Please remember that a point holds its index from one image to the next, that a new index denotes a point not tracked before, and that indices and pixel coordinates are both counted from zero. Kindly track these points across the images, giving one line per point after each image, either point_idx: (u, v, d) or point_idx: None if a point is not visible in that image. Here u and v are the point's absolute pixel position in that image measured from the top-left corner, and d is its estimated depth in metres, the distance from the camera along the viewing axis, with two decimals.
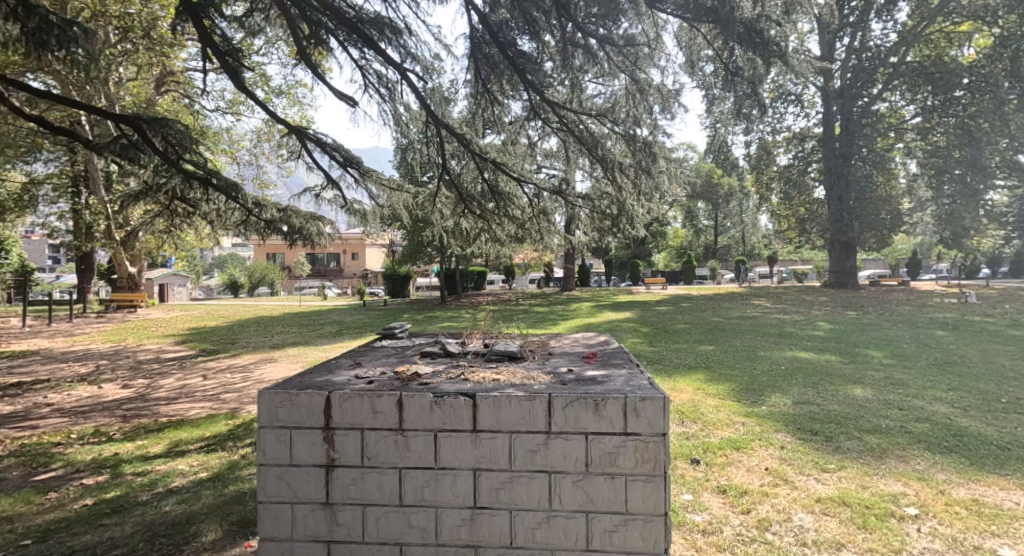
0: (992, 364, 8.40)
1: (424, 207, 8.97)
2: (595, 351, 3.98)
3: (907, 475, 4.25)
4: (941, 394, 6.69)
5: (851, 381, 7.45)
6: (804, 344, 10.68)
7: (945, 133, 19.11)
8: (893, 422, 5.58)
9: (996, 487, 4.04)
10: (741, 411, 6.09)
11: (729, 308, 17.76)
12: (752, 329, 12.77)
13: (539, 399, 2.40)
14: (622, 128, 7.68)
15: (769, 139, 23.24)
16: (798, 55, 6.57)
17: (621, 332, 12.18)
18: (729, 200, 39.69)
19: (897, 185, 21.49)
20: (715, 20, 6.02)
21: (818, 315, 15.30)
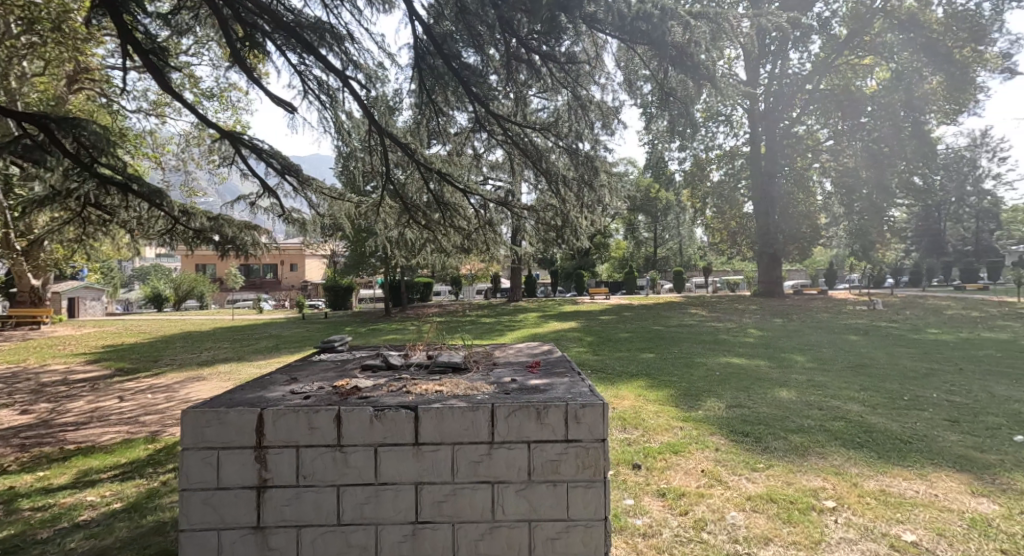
0: (899, 366, 9.17)
1: (367, 218, 8.80)
2: (539, 361, 4.02)
3: (826, 471, 4.56)
4: (855, 394, 7.23)
5: (778, 384, 7.91)
6: (736, 350, 11.27)
7: (854, 155, 20.84)
8: (814, 422, 5.97)
9: (900, 477, 4.41)
10: (680, 415, 6.33)
11: (667, 317, 18.45)
12: (690, 337, 13.32)
13: (482, 409, 2.41)
14: (565, 142, 7.89)
15: (702, 155, 24.41)
16: (724, 79, 7.05)
17: (566, 342, 12.38)
18: (667, 213, 41.40)
19: (816, 202, 23.11)
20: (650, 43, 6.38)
21: (749, 323, 16.19)
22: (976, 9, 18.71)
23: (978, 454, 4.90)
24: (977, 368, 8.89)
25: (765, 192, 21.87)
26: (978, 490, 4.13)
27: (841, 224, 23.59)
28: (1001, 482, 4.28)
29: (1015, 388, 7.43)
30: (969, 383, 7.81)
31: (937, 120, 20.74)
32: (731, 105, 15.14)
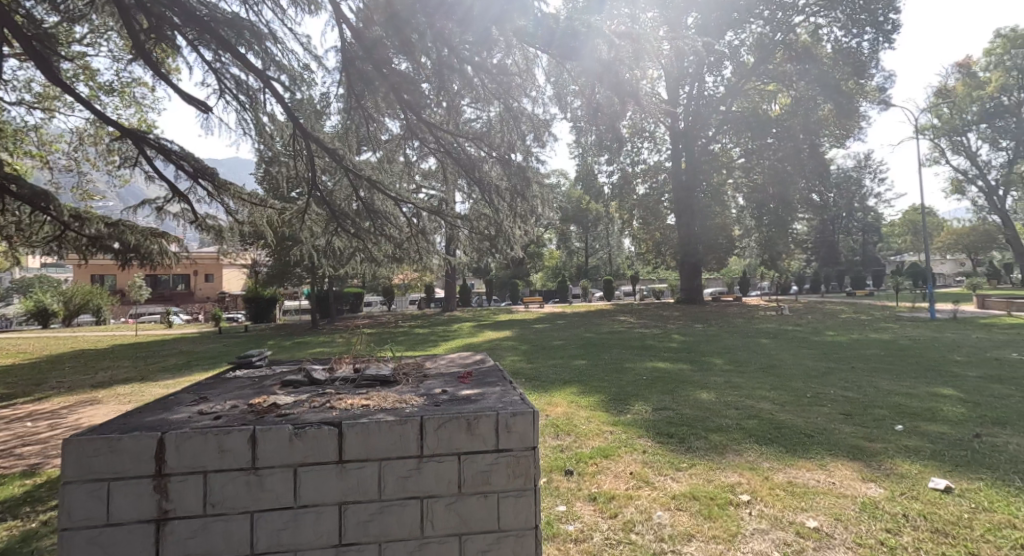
0: (803, 365, 9.97)
1: (291, 226, 8.44)
2: (470, 371, 3.99)
3: (742, 466, 4.84)
4: (767, 393, 7.76)
5: (700, 386, 8.34)
6: (661, 354, 11.78)
7: (761, 173, 22.56)
8: (731, 421, 6.34)
9: (805, 469, 4.76)
10: (609, 420, 6.50)
11: (598, 324, 18.97)
12: (619, 343, 13.76)
13: (410, 423, 2.35)
14: (498, 153, 7.96)
15: (629, 169, 25.41)
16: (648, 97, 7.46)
17: (500, 350, 12.40)
18: (597, 223, 42.71)
19: (731, 215, 24.73)
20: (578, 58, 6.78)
21: (673, 329, 16.98)
22: (859, 47, 20.93)
23: (868, 442, 5.41)
24: (867, 365, 9.86)
25: (686, 204, 23.13)
26: (869, 476, 4.55)
27: (753, 235, 25.37)
28: (885, 467, 4.75)
29: (899, 382, 8.29)
30: (861, 379, 8.63)
31: (830, 143, 23.11)
32: (653, 123, 15.97)
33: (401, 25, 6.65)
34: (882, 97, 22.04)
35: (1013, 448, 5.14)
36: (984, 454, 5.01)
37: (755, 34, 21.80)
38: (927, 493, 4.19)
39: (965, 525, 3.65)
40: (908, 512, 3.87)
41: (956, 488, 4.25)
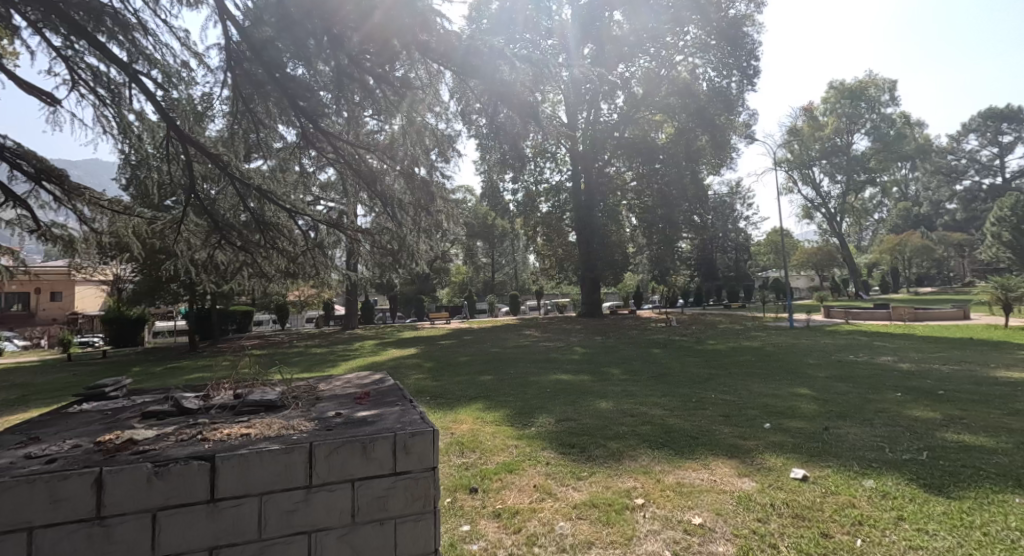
0: (689, 373, 10.76)
1: (164, 238, 7.64)
2: (367, 391, 3.79)
3: (637, 471, 5.06)
4: (659, 400, 8.25)
5: (599, 396, 8.68)
6: (564, 367, 12.12)
7: (651, 196, 24.27)
8: (627, 428, 6.65)
9: (691, 469, 5.09)
10: (513, 434, 6.53)
11: (504, 338, 19.15)
12: (524, 357, 13.97)
13: (297, 450, 2.17)
14: (401, 166, 7.84)
15: (532, 189, 26.17)
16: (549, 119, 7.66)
17: (405, 369, 12.04)
18: (503, 240, 43.35)
19: (625, 233, 26.29)
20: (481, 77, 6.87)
21: (575, 341, 17.60)
22: (729, 87, 23.34)
23: (744, 441, 5.92)
24: (742, 370, 10.87)
25: (586, 223, 23.68)
26: (743, 472, 4.97)
27: (645, 253, 27.13)
28: (756, 462, 5.22)
29: (769, 385, 9.22)
30: (737, 383, 9.49)
31: (708, 170, 25.54)
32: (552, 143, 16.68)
33: (295, 29, 6.34)
34: (747, 132, 24.89)
35: (854, 437, 5.91)
36: (833, 444, 5.70)
37: (644, 68, 23.52)
38: (789, 482, 4.66)
39: (820, 509, 4.09)
40: (774, 501, 4.27)
41: (811, 477, 4.77)
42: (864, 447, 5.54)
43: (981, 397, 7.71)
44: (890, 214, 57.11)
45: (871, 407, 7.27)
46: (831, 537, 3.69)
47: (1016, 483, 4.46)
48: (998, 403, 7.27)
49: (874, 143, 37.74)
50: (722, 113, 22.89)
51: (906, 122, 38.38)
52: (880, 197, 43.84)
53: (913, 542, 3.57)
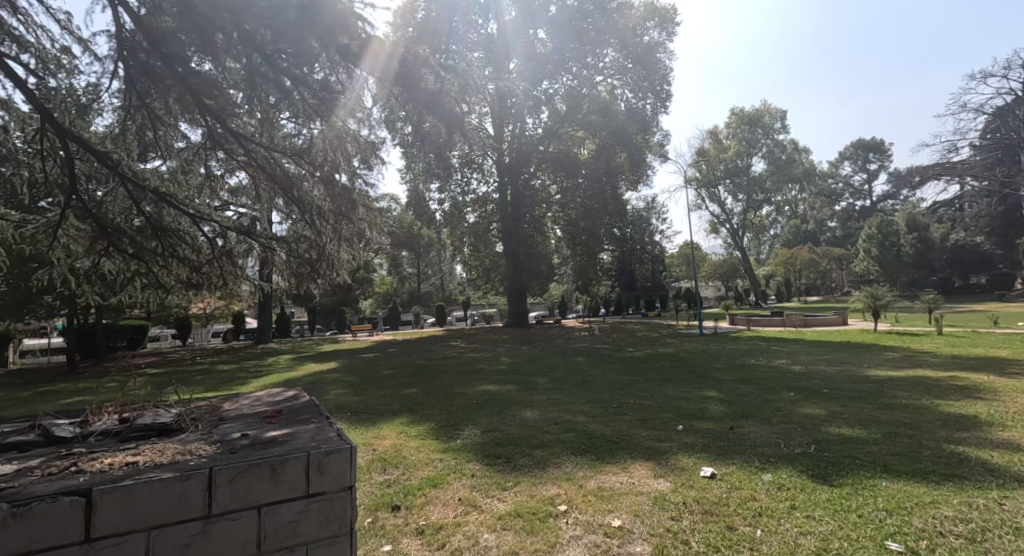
0: (610, 379, 11.11)
1: (37, 243, 6.82)
2: (279, 409, 3.56)
3: (562, 479, 5.11)
4: (582, 407, 8.43)
5: (525, 405, 8.74)
6: (490, 377, 12.09)
7: (574, 209, 25.03)
8: (553, 436, 6.73)
9: (613, 473, 5.22)
10: (438, 448, 6.40)
11: (430, 350, 18.85)
12: (450, 368, 13.79)
13: (194, 477, 1.99)
14: (320, 171, 7.55)
15: (459, 199, 26.10)
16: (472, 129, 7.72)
17: (324, 384, 11.46)
18: (429, 249, 42.80)
19: (550, 245, 26.86)
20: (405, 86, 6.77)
21: (502, 351, 17.66)
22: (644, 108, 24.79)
23: (660, 443, 6.17)
24: (658, 376, 11.38)
25: (514, 234, 24.23)
26: (659, 473, 5.18)
27: (569, 263, 27.87)
28: (671, 463, 5.46)
29: (682, 388, 9.73)
30: (654, 388, 9.93)
31: (627, 186, 26.79)
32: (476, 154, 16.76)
33: (200, 22, 5.93)
34: (661, 151, 26.40)
35: (756, 435, 6.36)
36: (737, 442, 6.11)
37: (567, 86, 24.17)
38: (700, 480, 4.92)
39: (726, 504, 4.34)
40: (687, 499, 4.47)
41: (719, 474, 5.06)
42: (763, 444, 5.97)
43: (859, 393, 8.59)
44: (785, 229, 62.71)
45: (769, 406, 7.88)
46: (735, 529, 3.92)
47: (884, 468, 5.00)
48: (872, 399, 8.13)
49: (770, 166, 41.48)
50: (638, 133, 24.11)
51: (796, 148, 42.54)
52: (775, 216, 48.09)
53: (804, 528, 3.87)
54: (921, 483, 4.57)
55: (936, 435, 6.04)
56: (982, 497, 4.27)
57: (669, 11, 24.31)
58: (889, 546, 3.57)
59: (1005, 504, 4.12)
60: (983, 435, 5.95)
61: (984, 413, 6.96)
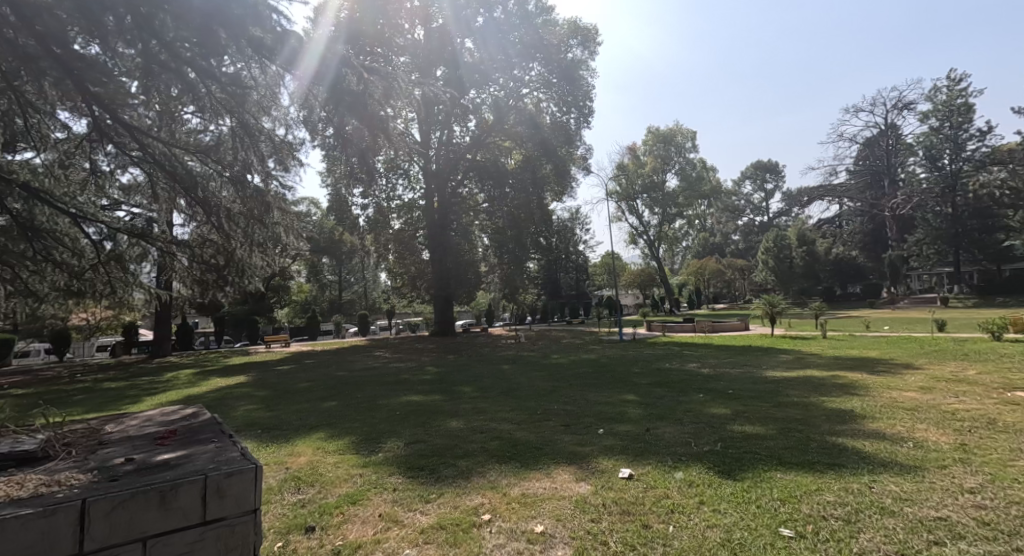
0: (535, 387, 11.21)
1: None
2: (175, 429, 3.26)
3: (485, 487, 5.07)
4: (507, 415, 8.44)
5: (449, 415, 8.59)
6: (414, 388, 11.80)
7: (500, 219, 25.20)
8: (477, 445, 6.66)
9: (535, 479, 5.25)
10: (358, 462, 6.12)
11: (351, 361, 18.09)
12: (372, 379, 13.30)
13: (66, 508, 2.01)
14: (229, 170, 8.23)
15: (384, 205, 25.42)
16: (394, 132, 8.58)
17: (233, 400, 10.63)
18: (352, 256, 41.19)
19: (477, 253, 26.83)
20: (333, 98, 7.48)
21: (427, 361, 17.28)
22: (569, 122, 25.44)
23: (581, 447, 6.32)
24: (580, 382, 11.65)
25: (440, 241, 23.93)
26: (580, 476, 5.27)
27: (495, 272, 27.92)
28: (591, 466, 5.58)
29: (603, 393, 10.01)
30: (577, 394, 10.14)
31: (553, 197, 27.26)
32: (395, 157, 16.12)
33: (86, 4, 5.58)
34: (584, 164, 27.27)
35: (669, 435, 6.66)
36: (652, 443, 6.37)
37: (493, 96, 24.19)
38: (618, 481, 5.07)
39: (642, 503, 4.48)
40: (606, 501, 4.57)
41: (636, 474, 5.24)
42: (675, 444, 6.26)
43: (757, 393, 9.27)
44: (696, 242, 66.78)
45: (682, 408, 8.30)
46: (650, 527, 4.05)
47: (778, 460, 5.41)
48: (769, 398, 8.79)
49: (682, 182, 44.14)
50: (563, 145, 24.75)
51: (704, 166, 45.62)
52: (687, 229, 51.13)
53: (711, 521, 4.07)
54: (809, 473, 4.98)
55: (822, 428, 6.64)
56: (856, 482, 4.72)
57: (592, 31, 25.33)
58: (782, 532, 3.82)
59: (874, 487, 4.58)
60: (859, 427, 6.62)
61: (858, 406, 7.77)
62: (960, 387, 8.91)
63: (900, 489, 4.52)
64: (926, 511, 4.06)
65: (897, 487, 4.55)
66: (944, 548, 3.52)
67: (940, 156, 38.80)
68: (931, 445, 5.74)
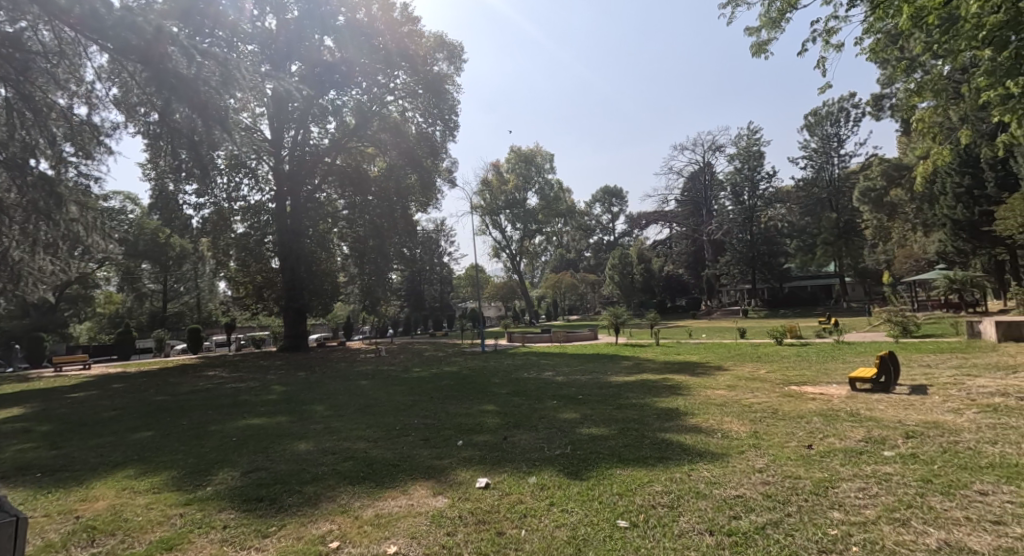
0: (393, 402, 10.75)
1: None
2: None
3: (334, 512, 4.68)
4: (362, 432, 7.96)
5: (295, 438, 7.84)
6: (255, 410, 10.57)
7: (360, 226, 23.86)
8: (327, 467, 6.17)
9: (390, 498, 4.98)
10: (179, 500, 5.25)
11: (176, 383, 15.70)
12: (202, 403, 11.66)
13: None
14: (10, 154, 10.96)
15: (224, 205, 22.36)
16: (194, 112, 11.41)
17: (3, 440, 8.49)
18: (182, 263, 36.04)
19: (335, 262, 25.28)
20: (142, 59, 10.52)
21: (272, 380, 15.67)
22: (434, 134, 25.14)
23: (439, 461, 6.17)
24: (440, 394, 11.45)
25: (292, 248, 21.65)
26: (438, 490, 5.13)
27: (354, 281, 26.60)
28: (450, 478, 5.47)
29: (461, 405, 9.98)
30: (436, 407, 9.96)
31: (417, 207, 26.70)
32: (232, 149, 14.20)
33: None
34: (449, 176, 27.20)
35: (525, 442, 6.82)
36: (509, 450, 6.46)
37: (355, 99, 22.94)
38: (474, 491, 5.02)
39: (496, 510, 4.49)
40: (462, 512, 4.49)
41: (493, 483, 5.25)
42: (529, 450, 6.44)
43: (602, 397, 9.97)
44: (551, 257, 70.65)
45: (536, 414, 8.60)
46: (503, 533, 4.06)
47: (618, 458, 5.83)
48: (612, 401, 9.53)
49: (540, 201, 46.60)
50: (428, 157, 24.40)
51: (561, 187, 48.70)
52: (545, 244, 53.80)
53: (560, 521, 4.21)
54: (643, 467, 5.44)
55: (654, 426, 7.32)
56: (678, 471, 5.25)
57: (457, 48, 25.40)
58: (619, 523, 4.08)
59: (691, 475, 5.14)
60: (682, 422, 7.44)
61: (682, 405, 8.76)
62: (755, 383, 10.53)
63: (711, 474, 5.14)
64: (728, 491, 4.65)
65: (708, 473, 5.17)
66: (740, 520, 4.04)
67: (741, 193, 45.55)
68: (733, 434, 6.66)
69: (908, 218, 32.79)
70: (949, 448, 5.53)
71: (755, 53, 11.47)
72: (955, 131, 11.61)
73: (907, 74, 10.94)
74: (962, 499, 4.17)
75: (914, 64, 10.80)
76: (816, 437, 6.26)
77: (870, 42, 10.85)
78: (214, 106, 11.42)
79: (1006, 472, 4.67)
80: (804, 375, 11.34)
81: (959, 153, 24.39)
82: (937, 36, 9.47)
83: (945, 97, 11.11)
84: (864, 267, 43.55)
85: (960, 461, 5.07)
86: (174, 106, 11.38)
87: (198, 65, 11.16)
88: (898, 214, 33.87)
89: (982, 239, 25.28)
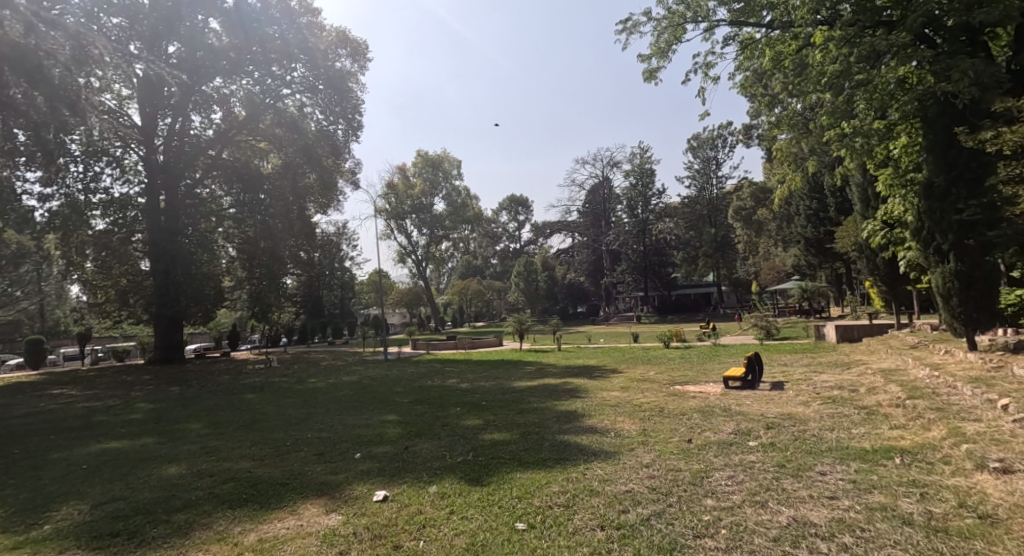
0: (283, 416, 10.03)
1: None
2: None
3: (209, 541, 4.25)
4: (247, 451, 7.33)
5: (165, 461, 7.03)
6: (114, 432, 9.31)
7: (251, 227, 22.09)
8: (203, 491, 5.59)
9: (275, 520, 4.63)
10: (5, 544, 4.47)
11: (9, 404, 13.41)
12: (45, 427, 10.06)
13: None
14: None
15: (80, 197, 19.45)
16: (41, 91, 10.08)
17: None
18: (23, 264, 30.89)
19: (219, 264, 23.24)
20: None
21: (137, 397, 13.95)
22: (336, 133, 23.69)
23: (334, 476, 5.85)
24: (337, 406, 10.90)
25: (166, 249, 19.38)
26: (331, 507, 4.85)
27: (243, 286, 24.69)
28: (346, 494, 5.20)
29: (360, 416, 9.55)
30: (332, 419, 9.45)
31: (316, 209, 25.19)
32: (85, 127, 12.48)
33: None
34: (352, 178, 26.02)
35: (427, 451, 6.70)
36: (410, 460, 6.30)
37: (245, 89, 21.28)
38: (371, 506, 4.81)
39: (394, 524, 4.33)
40: (357, 529, 4.29)
41: (390, 495, 5.07)
42: (431, 459, 6.31)
43: (504, 402, 10.06)
44: (457, 264, 70.35)
45: (439, 422, 8.46)
46: (400, 546, 3.92)
47: (520, 462, 5.91)
48: (513, 406, 9.67)
49: (447, 207, 46.38)
50: (328, 156, 23.04)
51: (467, 194, 48.61)
52: (451, 250, 53.53)
53: (459, 529, 4.17)
54: (542, 469, 5.56)
55: (553, 429, 7.52)
56: (574, 471, 5.44)
57: (362, 45, 24.49)
58: (517, 526, 4.12)
59: (587, 474, 5.34)
60: (579, 424, 7.73)
61: (578, 407, 9.11)
62: (645, 385, 11.23)
63: (604, 471, 5.39)
64: (620, 487, 4.89)
65: (601, 471, 5.41)
66: (628, 513, 4.25)
67: (636, 207, 48.16)
68: (625, 433, 7.04)
69: (772, 235, 37.11)
70: (799, 436, 6.29)
71: (646, 78, 12.38)
72: (804, 162, 13.34)
73: (768, 109, 12.40)
74: (807, 480, 4.75)
75: (774, 100, 12.29)
76: (695, 432, 6.81)
77: (740, 78, 12.24)
78: (62, 86, 10.18)
79: (839, 454, 5.41)
80: (687, 375, 12.36)
81: (809, 181, 27.90)
82: (792, 77, 10.93)
83: (799, 130, 12.70)
84: (737, 277, 48.37)
85: (806, 447, 5.79)
86: (6, 77, 9.81)
87: (40, 37, 9.69)
88: (764, 231, 38.25)
89: (826, 255, 29.14)
